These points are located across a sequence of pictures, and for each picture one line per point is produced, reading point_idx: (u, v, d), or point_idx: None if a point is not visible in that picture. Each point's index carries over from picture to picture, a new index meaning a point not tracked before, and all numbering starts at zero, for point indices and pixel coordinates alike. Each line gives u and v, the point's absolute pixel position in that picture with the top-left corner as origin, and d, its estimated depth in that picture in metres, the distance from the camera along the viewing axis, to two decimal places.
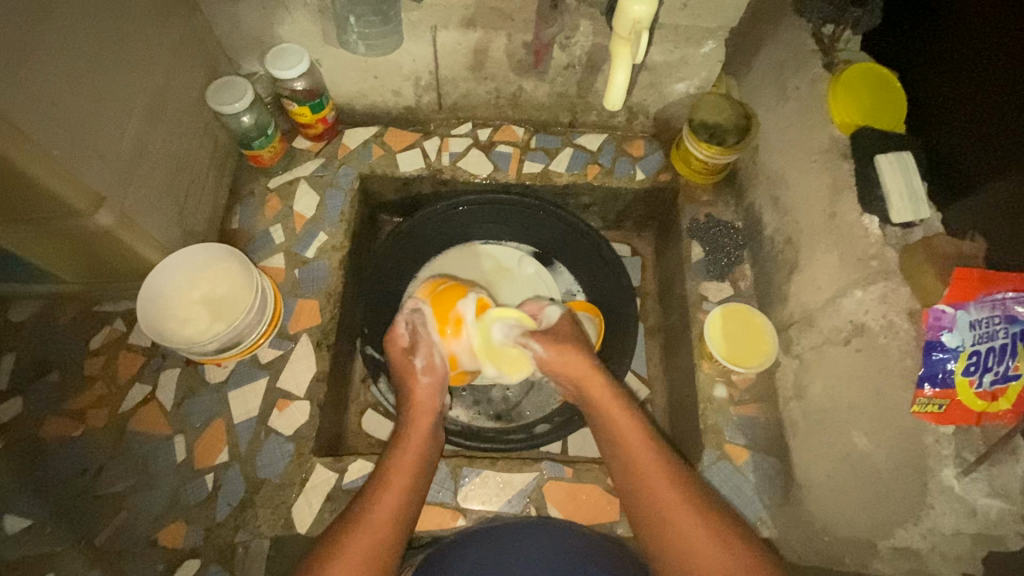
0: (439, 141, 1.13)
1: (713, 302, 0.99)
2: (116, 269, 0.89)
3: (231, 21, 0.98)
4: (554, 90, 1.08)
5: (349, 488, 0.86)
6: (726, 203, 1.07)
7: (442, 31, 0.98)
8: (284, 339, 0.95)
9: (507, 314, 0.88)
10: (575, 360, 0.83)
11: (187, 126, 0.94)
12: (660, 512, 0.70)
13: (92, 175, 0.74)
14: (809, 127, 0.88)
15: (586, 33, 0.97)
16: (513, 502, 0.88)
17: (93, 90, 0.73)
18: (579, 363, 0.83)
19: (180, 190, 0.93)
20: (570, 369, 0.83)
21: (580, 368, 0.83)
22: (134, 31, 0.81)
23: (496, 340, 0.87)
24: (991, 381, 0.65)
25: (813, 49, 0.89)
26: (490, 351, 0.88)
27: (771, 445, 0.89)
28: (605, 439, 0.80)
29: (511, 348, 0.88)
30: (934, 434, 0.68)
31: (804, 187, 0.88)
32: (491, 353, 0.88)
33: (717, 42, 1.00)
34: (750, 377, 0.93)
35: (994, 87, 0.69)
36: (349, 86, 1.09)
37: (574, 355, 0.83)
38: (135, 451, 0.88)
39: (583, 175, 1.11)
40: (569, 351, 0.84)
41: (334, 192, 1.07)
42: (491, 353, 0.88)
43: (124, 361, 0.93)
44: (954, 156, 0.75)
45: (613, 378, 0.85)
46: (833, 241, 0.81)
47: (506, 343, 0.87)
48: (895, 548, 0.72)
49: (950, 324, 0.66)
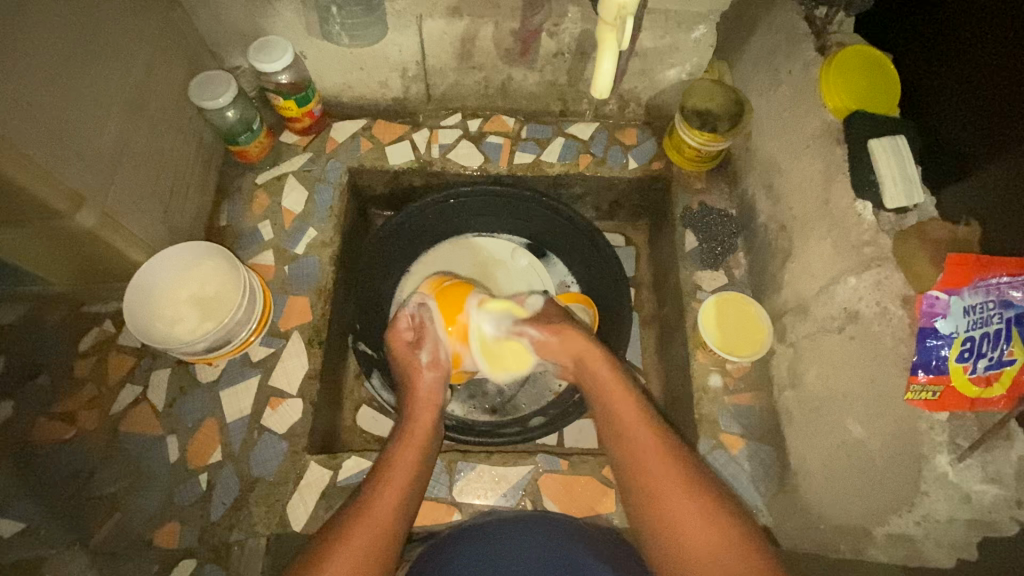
0: (428, 133, 1.12)
1: (708, 291, 0.98)
2: (102, 270, 0.88)
3: (213, 14, 0.96)
4: (544, 78, 1.07)
5: (344, 485, 0.86)
6: (720, 190, 1.05)
7: (428, 20, 0.96)
8: (275, 337, 0.95)
9: (493, 307, 0.90)
10: (570, 339, 0.84)
11: (170, 123, 0.93)
12: (657, 496, 0.70)
13: (69, 175, 0.72)
14: (802, 111, 0.87)
15: (575, 20, 0.95)
16: (508, 496, 0.87)
17: (67, 85, 0.72)
18: (578, 340, 0.84)
19: (165, 188, 0.92)
20: (566, 347, 0.85)
21: (578, 344, 0.84)
22: (111, 25, 0.79)
23: (489, 336, 0.90)
24: (986, 366, 0.65)
25: (806, 32, 0.88)
26: (490, 353, 0.91)
27: (766, 433, 0.88)
28: (604, 422, 0.79)
29: (504, 341, 0.90)
30: (928, 421, 0.68)
31: (797, 174, 0.87)
32: (493, 357, 0.92)
33: (708, 27, 0.97)
34: (744, 366, 0.92)
35: (988, 69, 0.69)
36: (337, 78, 1.07)
37: (571, 334, 0.84)
38: (127, 451, 0.87)
39: (574, 165, 1.09)
40: (566, 330, 0.85)
41: (323, 187, 1.06)
42: (490, 354, 0.92)
43: (115, 362, 0.92)
44: (950, 140, 0.75)
45: (610, 353, 0.85)
46: (826, 228, 0.80)
47: (497, 336, 0.90)
48: (891, 535, 0.71)
49: (943, 311, 0.66)
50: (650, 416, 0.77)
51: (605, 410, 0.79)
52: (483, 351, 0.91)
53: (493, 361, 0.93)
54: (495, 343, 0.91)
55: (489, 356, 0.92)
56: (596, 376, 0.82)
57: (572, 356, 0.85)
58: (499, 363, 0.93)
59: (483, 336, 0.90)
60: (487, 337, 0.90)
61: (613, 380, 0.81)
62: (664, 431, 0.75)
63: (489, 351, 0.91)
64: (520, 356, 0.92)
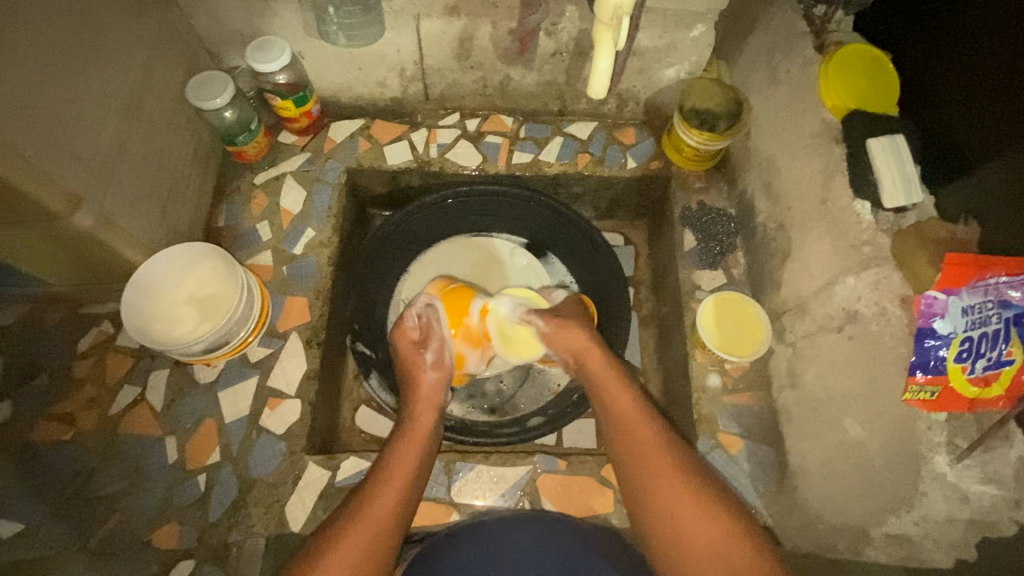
0: (427, 133, 1.12)
1: (707, 291, 0.98)
2: (100, 271, 0.88)
3: (210, 14, 0.96)
4: (542, 78, 1.07)
5: (342, 486, 0.86)
6: (719, 189, 1.05)
7: (425, 19, 0.96)
8: (274, 337, 0.95)
9: (513, 292, 0.94)
10: (579, 336, 0.85)
11: (168, 124, 0.93)
12: (657, 494, 0.70)
13: (67, 176, 0.72)
14: (800, 110, 0.87)
15: (573, 18, 0.95)
16: (507, 496, 0.87)
17: (64, 85, 0.72)
18: (582, 339, 0.85)
19: (164, 189, 0.92)
20: (570, 343, 0.85)
21: (581, 343, 0.85)
22: (108, 26, 0.79)
23: (504, 321, 0.93)
24: (984, 367, 0.65)
25: (804, 31, 0.88)
26: (505, 337, 0.93)
27: (765, 433, 0.88)
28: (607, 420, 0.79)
29: (518, 327, 0.92)
30: (927, 421, 0.68)
31: (796, 173, 0.87)
32: (507, 340, 0.93)
33: (707, 25, 0.97)
34: (743, 366, 0.92)
35: (986, 69, 0.69)
36: (335, 78, 1.07)
37: (575, 331, 0.85)
38: (126, 452, 0.87)
39: (573, 164, 1.09)
40: (570, 325, 0.86)
41: (322, 187, 1.05)
42: (509, 342, 0.93)
43: (114, 363, 0.92)
44: (949, 139, 0.75)
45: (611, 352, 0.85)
46: (825, 227, 0.80)
47: (512, 321, 0.92)
48: (888, 535, 0.71)
49: (941, 311, 0.66)
50: (651, 414, 0.77)
51: (609, 408, 0.79)
52: (500, 338, 0.93)
53: (507, 345, 0.94)
54: (511, 329, 0.93)
55: (506, 343, 0.93)
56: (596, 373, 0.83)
57: (576, 353, 0.85)
58: (513, 349, 0.94)
59: (500, 321, 0.93)
60: (503, 323, 0.93)
61: (617, 380, 0.81)
62: (666, 431, 0.75)
63: (507, 339, 0.93)
64: (531, 343, 0.92)
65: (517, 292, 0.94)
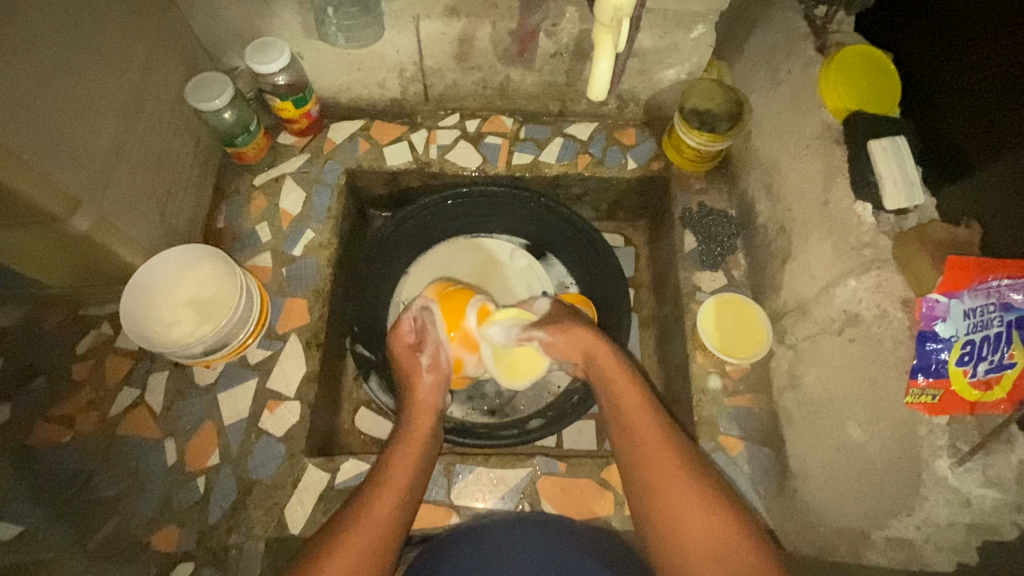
0: (427, 134, 1.11)
1: (707, 292, 0.98)
2: (99, 273, 0.88)
3: (209, 15, 0.96)
4: (542, 78, 1.06)
5: (342, 488, 0.86)
6: (719, 191, 1.04)
7: (425, 20, 0.96)
8: (273, 339, 0.94)
9: (506, 314, 0.92)
10: (580, 337, 0.85)
11: (167, 126, 0.92)
12: (660, 495, 0.70)
13: (66, 179, 0.72)
14: (802, 112, 0.86)
15: (573, 19, 0.94)
16: (507, 499, 0.87)
17: (62, 87, 0.71)
18: (586, 339, 0.84)
19: (163, 191, 0.91)
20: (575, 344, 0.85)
21: (586, 343, 0.84)
22: (106, 27, 0.79)
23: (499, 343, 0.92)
24: (986, 369, 0.64)
25: (805, 31, 0.87)
26: (503, 362, 0.93)
27: (766, 435, 0.87)
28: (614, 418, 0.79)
29: (514, 347, 0.92)
30: (928, 425, 0.68)
31: (797, 174, 0.86)
32: (508, 365, 0.93)
33: (707, 26, 0.96)
34: (744, 368, 0.91)
35: (988, 71, 0.68)
36: (335, 79, 1.07)
37: (579, 333, 0.85)
38: (126, 454, 0.87)
39: (573, 165, 1.09)
40: (571, 329, 0.85)
41: (321, 189, 1.05)
42: (507, 365, 0.93)
43: (113, 364, 0.92)
44: (950, 141, 0.74)
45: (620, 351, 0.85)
46: (826, 229, 0.80)
47: (506, 343, 0.92)
48: (890, 539, 0.71)
49: (943, 314, 0.66)
50: (658, 414, 0.76)
51: (614, 408, 0.79)
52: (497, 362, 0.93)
53: (507, 369, 0.94)
54: (508, 352, 0.93)
55: (506, 369, 0.94)
56: (606, 370, 0.82)
57: (580, 354, 0.86)
58: (516, 372, 0.94)
59: (494, 344, 0.92)
60: (499, 345, 0.92)
61: (623, 378, 0.80)
62: (671, 431, 0.75)
63: (505, 362, 0.93)
64: (533, 362, 0.93)
65: (508, 312, 0.92)
